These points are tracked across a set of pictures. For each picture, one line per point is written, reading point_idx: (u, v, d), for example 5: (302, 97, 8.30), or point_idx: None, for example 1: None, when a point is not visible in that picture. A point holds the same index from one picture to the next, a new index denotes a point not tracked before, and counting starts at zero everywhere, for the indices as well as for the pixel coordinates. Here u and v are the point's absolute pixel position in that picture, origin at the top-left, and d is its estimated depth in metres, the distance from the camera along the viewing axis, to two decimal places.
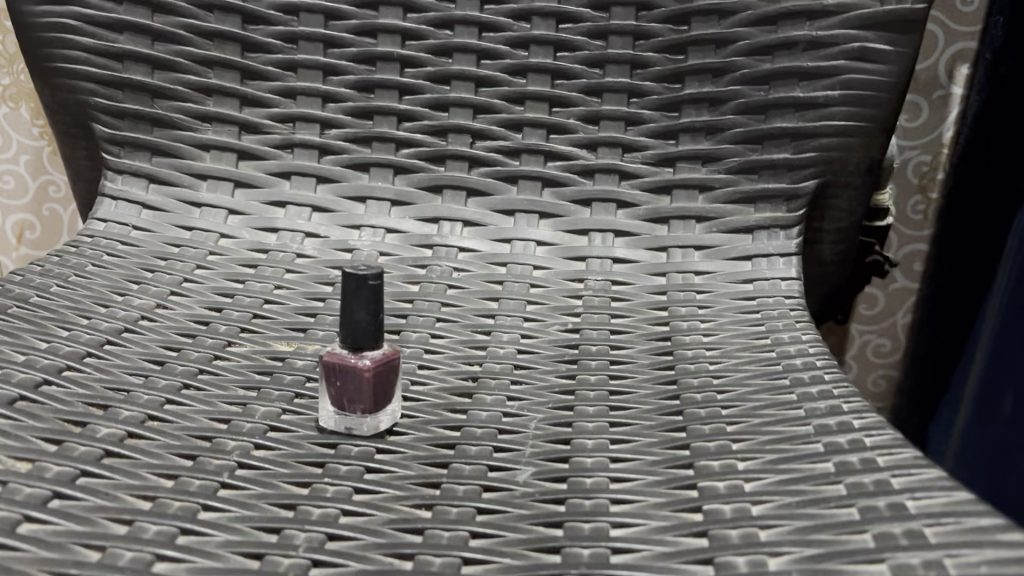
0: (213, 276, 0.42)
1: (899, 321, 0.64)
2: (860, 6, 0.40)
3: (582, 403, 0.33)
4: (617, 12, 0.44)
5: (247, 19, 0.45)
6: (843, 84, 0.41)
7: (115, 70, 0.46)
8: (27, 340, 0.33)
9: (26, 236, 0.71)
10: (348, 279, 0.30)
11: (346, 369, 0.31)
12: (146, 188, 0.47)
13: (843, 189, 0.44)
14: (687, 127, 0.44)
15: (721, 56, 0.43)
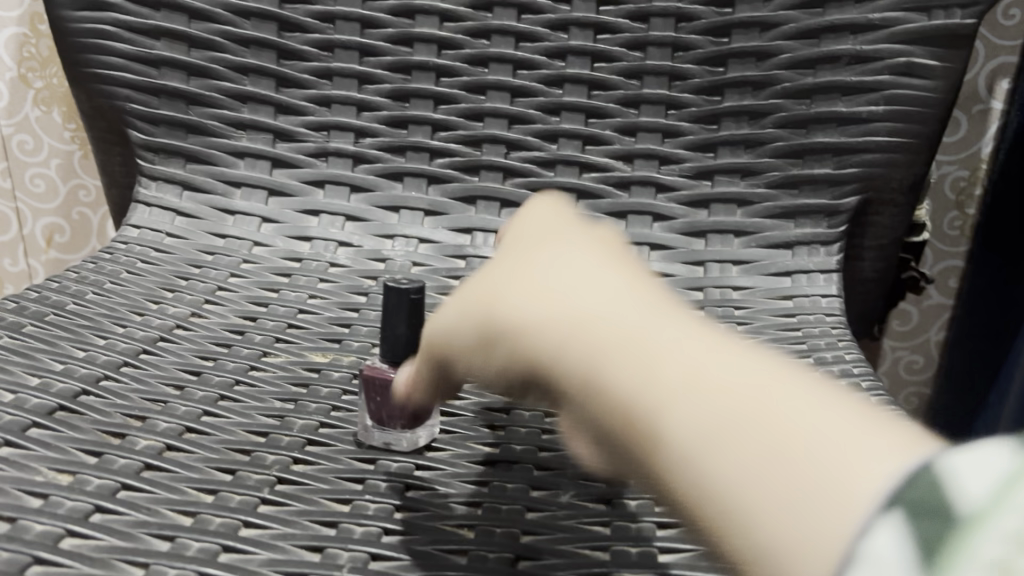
0: (247, 285, 0.42)
1: (931, 338, 0.64)
2: (907, 20, 0.39)
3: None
4: (656, 24, 0.44)
5: (283, 26, 0.45)
6: (888, 99, 0.40)
7: (152, 77, 0.45)
8: (64, 348, 0.33)
9: (56, 239, 0.71)
10: (390, 292, 0.30)
11: (387, 383, 0.31)
12: (180, 195, 0.47)
13: (888, 208, 0.43)
14: (726, 140, 0.44)
15: (762, 70, 0.42)
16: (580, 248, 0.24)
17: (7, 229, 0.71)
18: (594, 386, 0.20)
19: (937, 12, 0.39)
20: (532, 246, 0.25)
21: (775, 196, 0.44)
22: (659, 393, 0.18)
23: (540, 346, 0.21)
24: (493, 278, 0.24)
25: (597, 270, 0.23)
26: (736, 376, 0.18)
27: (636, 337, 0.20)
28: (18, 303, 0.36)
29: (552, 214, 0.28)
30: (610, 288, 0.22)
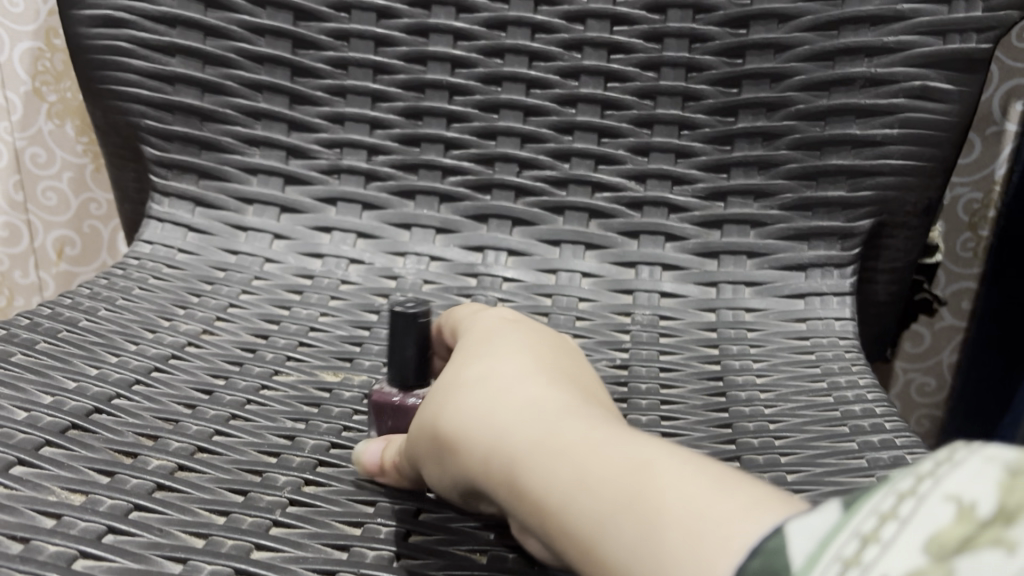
0: (259, 302, 0.42)
1: (944, 360, 0.64)
2: (922, 44, 0.39)
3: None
4: (670, 44, 0.43)
5: (298, 44, 0.45)
6: (903, 122, 0.40)
7: (166, 93, 0.45)
8: (77, 366, 0.33)
9: (66, 252, 0.71)
10: (397, 317, 0.30)
11: (396, 410, 0.31)
12: (192, 211, 0.47)
13: (899, 231, 0.43)
14: (739, 161, 0.44)
15: (777, 91, 0.42)
16: (501, 358, 0.27)
17: (17, 243, 0.70)
18: (516, 486, 0.22)
19: (952, 35, 0.38)
20: (470, 354, 0.28)
21: (789, 218, 0.44)
22: (557, 484, 0.21)
23: (474, 458, 0.24)
24: (435, 392, 0.27)
25: (513, 380, 0.25)
26: (637, 450, 0.20)
27: (534, 439, 0.22)
28: (32, 319, 0.36)
29: (490, 322, 0.31)
30: (523, 399, 0.24)
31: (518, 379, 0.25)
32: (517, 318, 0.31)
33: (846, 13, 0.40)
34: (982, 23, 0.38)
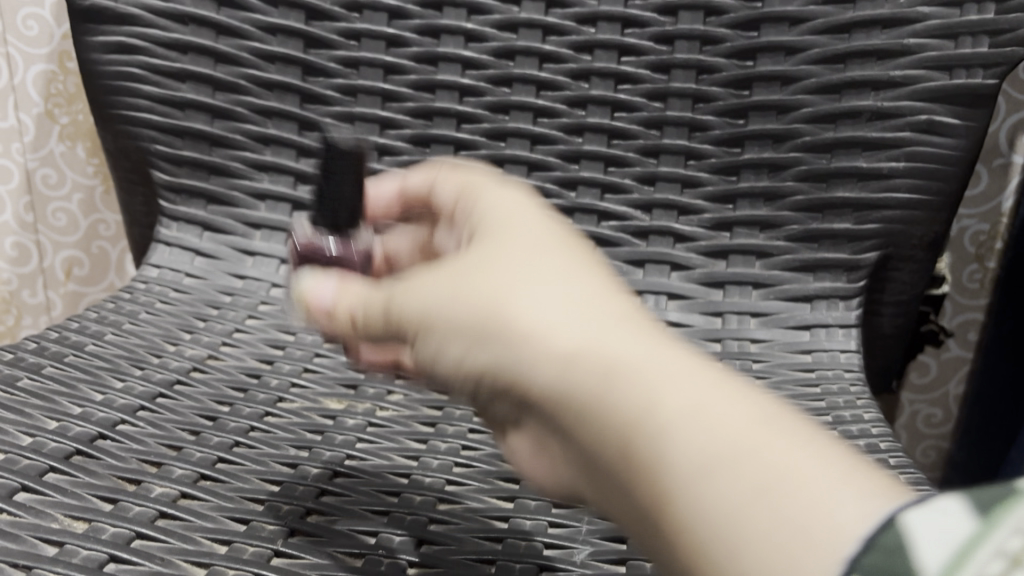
0: (264, 327, 0.42)
1: (951, 392, 0.64)
2: (929, 78, 0.39)
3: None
4: (677, 75, 0.44)
5: (308, 70, 0.45)
6: (909, 155, 0.40)
7: (176, 118, 0.46)
8: (83, 392, 0.33)
9: (74, 272, 0.71)
10: (334, 155, 0.32)
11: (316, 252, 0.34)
12: (200, 235, 0.47)
13: (906, 263, 0.43)
14: (745, 192, 0.44)
15: (784, 123, 0.42)
16: (543, 249, 0.25)
17: (25, 264, 0.70)
18: (589, 395, 0.21)
19: (958, 70, 0.38)
20: (499, 242, 0.26)
21: (795, 249, 0.44)
22: (649, 401, 0.20)
23: (521, 355, 0.22)
24: (457, 275, 0.24)
25: (566, 278, 0.23)
26: (742, 403, 0.19)
27: (613, 354, 0.21)
28: (39, 343, 0.36)
29: (515, 203, 0.28)
30: (581, 303, 0.22)
31: (575, 276, 0.23)
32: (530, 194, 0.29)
33: (851, 48, 0.40)
34: (988, 59, 0.38)
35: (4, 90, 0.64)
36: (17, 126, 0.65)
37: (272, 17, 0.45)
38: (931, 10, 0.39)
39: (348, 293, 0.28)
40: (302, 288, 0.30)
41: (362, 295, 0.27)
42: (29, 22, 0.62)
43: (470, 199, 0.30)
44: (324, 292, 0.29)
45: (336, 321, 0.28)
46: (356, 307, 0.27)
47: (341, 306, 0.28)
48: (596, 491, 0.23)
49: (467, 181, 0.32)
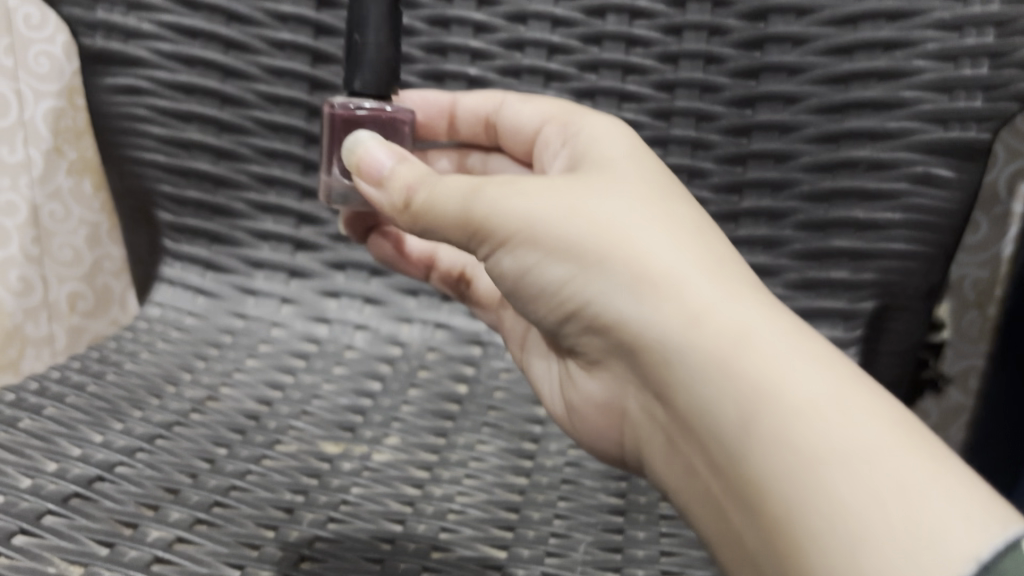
0: (264, 368, 0.42)
1: (952, 439, 0.63)
2: (923, 130, 0.40)
3: (632, 546, 0.32)
4: (677, 122, 0.44)
5: (313, 112, 0.46)
6: (905, 207, 0.41)
7: (181, 159, 0.46)
8: (83, 433, 0.33)
9: (78, 306, 0.72)
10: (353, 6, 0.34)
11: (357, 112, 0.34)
12: (203, 274, 0.48)
13: (902, 314, 0.43)
14: (744, 240, 0.44)
15: (781, 171, 0.43)
16: (668, 204, 0.26)
17: (28, 296, 0.68)
18: (701, 335, 0.22)
19: (952, 123, 0.39)
20: (622, 180, 0.27)
21: (792, 295, 0.44)
22: (770, 370, 0.21)
23: (639, 291, 0.24)
24: (579, 199, 0.26)
25: (694, 240, 0.25)
26: (851, 384, 0.21)
27: (734, 315, 0.22)
28: (41, 383, 0.37)
29: (635, 146, 0.29)
30: (706, 263, 0.24)
31: (701, 239, 0.25)
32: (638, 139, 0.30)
33: (849, 98, 0.41)
34: (982, 113, 0.38)
35: (14, 126, 0.63)
36: (26, 161, 0.65)
37: (278, 60, 0.45)
38: (924, 63, 0.39)
39: (403, 170, 0.29)
40: (351, 150, 0.31)
41: (422, 180, 0.28)
42: (41, 59, 0.62)
43: (559, 126, 0.34)
44: (380, 158, 0.30)
45: (386, 200, 0.29)
46: (417, 183, 0.28)
47: (393, 180, 0.29)
48: (650, 423, 0.26)
49: (578, 124, 0.33)
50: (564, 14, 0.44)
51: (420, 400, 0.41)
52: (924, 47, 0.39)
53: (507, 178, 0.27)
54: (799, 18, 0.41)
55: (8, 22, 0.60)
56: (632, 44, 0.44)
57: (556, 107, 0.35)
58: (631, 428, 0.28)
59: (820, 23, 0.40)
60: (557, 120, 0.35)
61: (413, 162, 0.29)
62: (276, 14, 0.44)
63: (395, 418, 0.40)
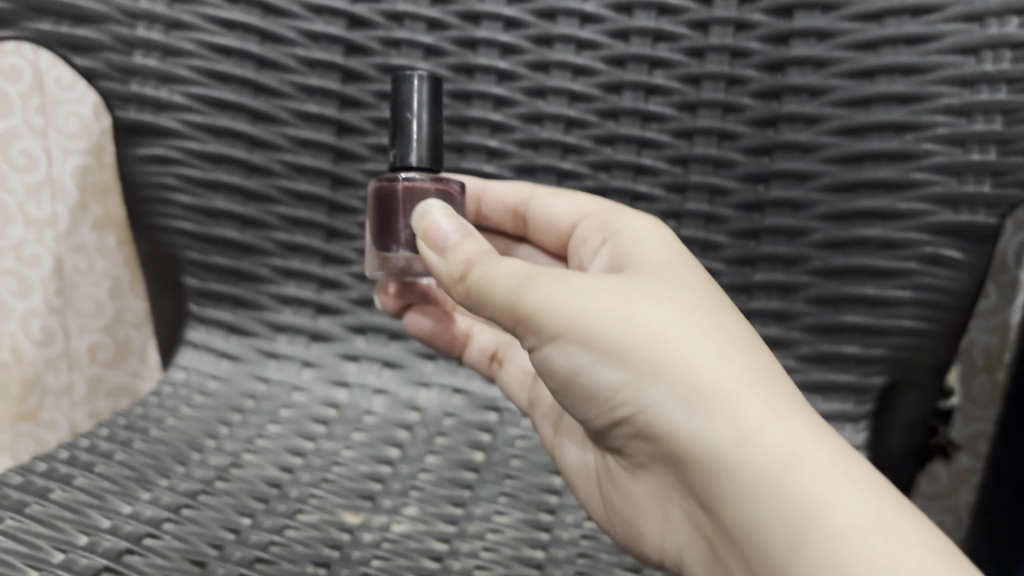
0: (285, 434, 0.43)
1: (963, 503, 0.64)
2: (932, 212, 0.41)
3: None
4: (691, 196, 0.45)
5: (337, 181, 0.47)
6: (915, 285, 0.42)
7: (208, 226, 0.48)
8: (112, 503, 0.35)
9: (98, 355, 0.72)
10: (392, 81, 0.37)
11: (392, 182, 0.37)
12: (226, 337, 0.49)
13: (913, 390, 0.44)
14: (757, 311, 0.45)
15: (793, 246, 0.44)
16: (714, 317, 0.28)
17: (50, 346, 0.69)
18: (752, 453, 0.24)
19: (962, 207, 0.40)
20: (670, 287, 0.28)
21: (804, 368, 0.45)
22: (818, 492, 0.23)
23: (692, 405, 0.25)
24: (634, 307, 0.27)
25: (741, 356, 0.26)
26: (892, 506, 0.23)
27: (783, 436, 0.24)
28: (70, 453, 0.39)
29: (676, 249, 0.31)
30: (754, 381, 0.26)
31: (747, 356, 0.27)
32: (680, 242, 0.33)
33: (862, 177, 0.42)
34: (990, 198, 0.39)
35: (41, 182, 0.65)
36: (51, 216, 0.66)
37: (304, 130, 0.46)
38: (933, 146, 0.40)
39: (464, 247, 0.31)
40: (420, 218, 0.34)
41: (481, 257, 0.30)
42: (70, 119, 0.64)
43: (592, 222, 0.37)
44: (446, 232, 0.32)
45: (447, 273, 0.31)
46: (477, 261, 0.30)
47: (454, 254, 0.31)
48: (695, 523, 0.28)
49: (619, 222, 0.35)
50: (582, 89, 0.45)
51: (438, 468, 0.42)
52: (934, 131, 0.40)
53: (559, 274, 0.28)
54: (812, 99, 0.42)
55: (38, 82, 0.63)
56: (648, 120, 0.45)
57: (592, 203, 0.38)
58: (668, 522, 0.30)
59: (832, 105, 0.42)
60: (592, 216, 0.37)
61: (475, 239, 0.31)
62: (303, 87, 0.45)
63: (414, 486, 0.40)
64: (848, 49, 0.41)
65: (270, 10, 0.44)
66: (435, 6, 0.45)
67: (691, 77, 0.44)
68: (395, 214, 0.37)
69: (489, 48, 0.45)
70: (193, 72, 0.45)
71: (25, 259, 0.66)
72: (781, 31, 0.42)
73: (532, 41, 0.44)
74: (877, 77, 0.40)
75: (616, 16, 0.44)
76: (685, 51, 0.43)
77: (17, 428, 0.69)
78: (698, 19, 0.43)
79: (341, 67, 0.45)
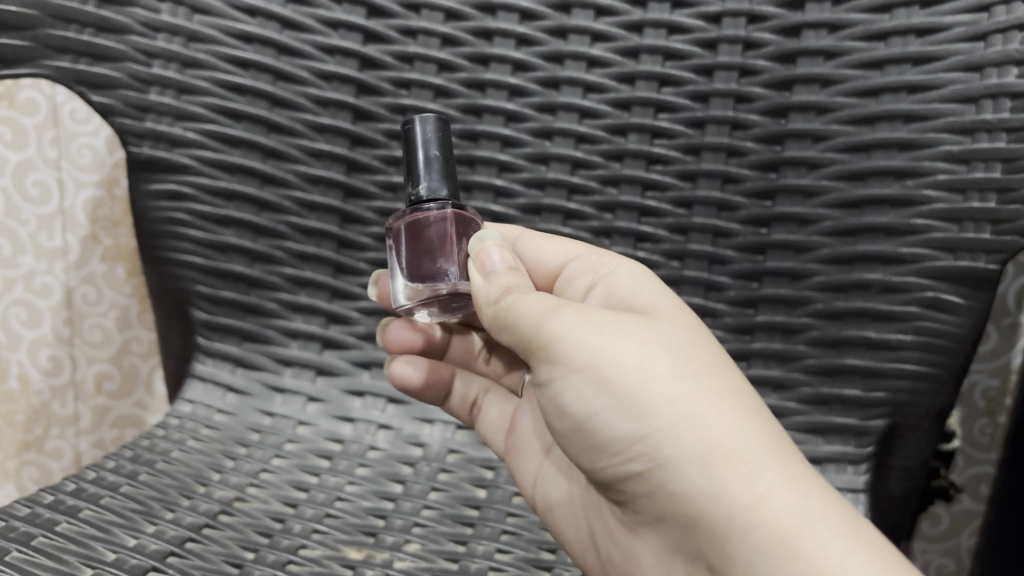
0: (289, 468, 0.44)
1: (963, 545, 0.65)
2: (934, 257, 0.41)
3: None
4: (694, 237, 0.46)
5: (346, 219, 0.48)
6: (916, 329, 0.42)
7: (218, 261, 0.48)
8: (117, 536, 0.36)
9: (105, 386, 0.72)
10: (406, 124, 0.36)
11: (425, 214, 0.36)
12: (233, 370, 0.50)
13: (917, 433, 0.44)
14: (759, 351, 0.46)
15: (795, 288, 0.45)
16: (727, 377, 0.29)
17: (57, 375, 0.70)
18: (763, 513, 0.25)
19: (962, 253, 0.40)
20: (687, 343, 0.29)
21: (806, 410, 0.45)
22: (824, 556, 0.24)
23: (704, 460, 0.26)
24: (650, 358, 0.28)
25: (755, 419, 0.27)
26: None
27: (794, 500, 0.25)
28: (77, 485, 0.40)
29: (690, 307, 0.32)
30: (766, 443, 0.27)
31: (760, 419, 0.28)
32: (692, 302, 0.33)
33: (862, 223, 0.42)
34: (990, 245, 0.39)
35: (53, 214, 0.66)
36: (62, 247, 0.67)
37: (315, 168, 0.47)
38: (934, 193, 0.40)
39: (506, 275, 0.33)
40: (476, 243, 0.35)
41: (518, 287, 0.32)
42: (83, 151, 0.65)
43: (583, 266, 0.38)
44: (492, 259, 0.34)
45: (485, 294, 0.33)
46: (517, 288, 0.32)
47: (498, 279, 0.33)
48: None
49: (610, 270, 0.36)
50: (588, 131, 0.45)
51: (441, 505, 0.42)
52: (934, 177, 0.40)
53: (587, 318, 0.29)
54: (814, 144, 0.43)
55: (54, 116, 0.64)
56: (652, 162, 0.45)
57: (577, 248, 0.39)
58: None
59: (834, 149, 0.42)
60: (580, 258, 0.38)
61: (517, 271, 0.33)
62: (315, 125, 0.46)
63: (416, 523, 0.41)
64: (850, 95, 0.41)
65: (283, 49, 0.45)
66: (445, 48, 0.45)
67: (695, 121, 0.44)
68: (448, 238, 0.36)
69: (497, 90, 0.46)
70: (206, 109, 0.46)
71: (35, 289, 0.68)
72: (784, 77, 0.42)
73: (540, 83, 0.45)
74: (878, 123, 0.41)
75: (623, 61, 0.44)
76: (689, 95, 0.44)
77: (23, 457, 0.72)
78: (703, 64, 0.44)
79: (352, 106, 0.46)
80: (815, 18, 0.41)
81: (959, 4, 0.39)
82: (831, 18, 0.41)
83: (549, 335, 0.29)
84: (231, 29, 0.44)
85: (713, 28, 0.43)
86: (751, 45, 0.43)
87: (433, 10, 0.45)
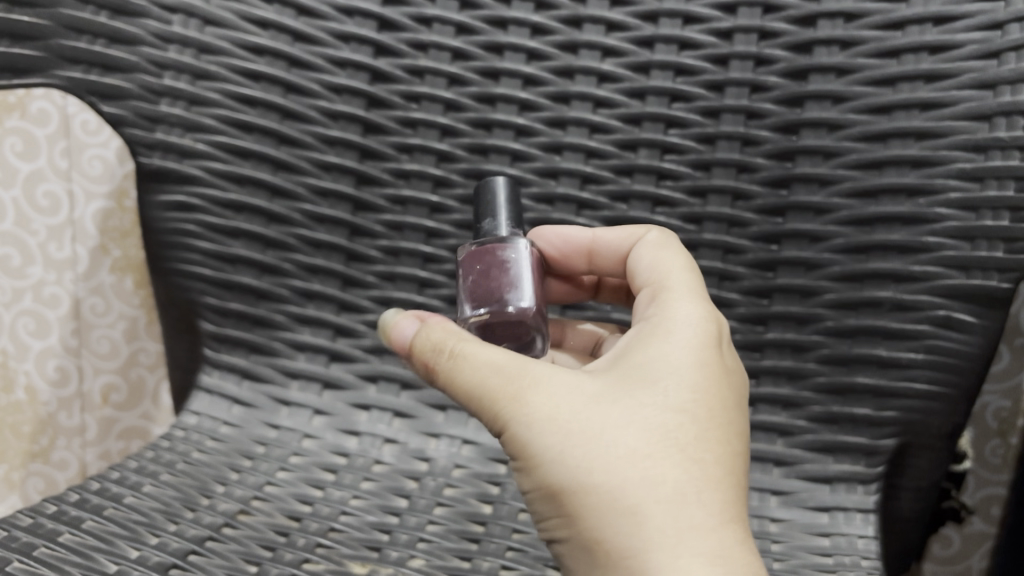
0: (293, 481, 0.44)
1: (975, 568, 0.64)
2: (944, 275, 0.40)
3: None
4: (704, 253, 0.45)
5: (354, 231, 0.48)
6: (927, 347, 0.42)
7: (226, 273, 0.48)
8: (120, 549, 0.37)
9: (111, 398, 0.72)
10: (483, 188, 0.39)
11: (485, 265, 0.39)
12: (239, 383, 0.49)
13: (929, 453, 0.44)
14: (768, 368, 0.45)
15: (805, 306, 0.44)
16: (663, 456, 0.30)
17: (65, 387, 0.70)
18: None
19: (975, 271, 0.40)
20: (628, 421, 0.31)
21: (816, 429, 0.45)
22: None
23: (604, 543, 0.30)
24: (571, 448, 0.30)
25: (663, 507, 0.29)
26: None
27: None
28: (81, 495, 0.41)
29: (669, 377, 0.32)
30: (664, 536, 0.29)
31: (668, 509, 0.29)
32: (706, 346, 0.34)
33: (873, 241, 0.42)
34: (1003, 264, 0.39)
35: (64, 224, 0.67)
36: (72, 258, 0.68)
37: (324, 181, 0.47)
38: (946, 211, 0.40)
39: (421, 335, 0.35)
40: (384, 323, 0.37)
41: (434, 350, 0.34)
42: (94, 162, 0.66)
43: (650, 295, 0.37)
44: (407, 331, 0.36)
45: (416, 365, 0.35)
46: (434, 358, 0.34)
47: (415, 347, 0.35)
48: None
49: (663, 304, 0.36)
50: (597, 146, 0.45)
51: (446, 520, 0.42)
52: (946, 196, 0.40)
53: (522, 392, 0.31)
54: (826, 161, 0.42)
55: (65, 126, 0.65)
56: (662, 178, 0.45)
57: (664, 266, 0.38)
58: None
59: (845, 166, 0.42)
60: (651, 286, 0.37)
61: (429, 322, 0.35)
62: (324, 138, 0.46)
63: (422, 538, 0.41)
64: (862, 112, 0.41)
65: (294, 62, 0.45)
66: (456, 62, 0.45)
67: (705, 137, 0.44)
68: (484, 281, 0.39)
69: (507, 104, 0.45)
70: (216, 121, 0.46)
71: (44, 300, 0.68)
72: (795, 94, 0.42)
73: (550, 97, 0.45)
74: (890, 141, 0.41)
75: (634, 76, 0.44)
76: (700, 111, 0.44)
77: (29, 468, 0.69)
78: (714, 80, 0.43)
79: (362, 120, 0.46)
80: (827, 34, 0.41)
81: (971, 22, 0.39)
82: (843, 35, 0.41)
83: (494, 415, 0.32)
84: (242, 41, 0.45)
85: (724, 44, 0.43)
86: (762, 61, 0.43)
87: (444, 24, 0.45)
